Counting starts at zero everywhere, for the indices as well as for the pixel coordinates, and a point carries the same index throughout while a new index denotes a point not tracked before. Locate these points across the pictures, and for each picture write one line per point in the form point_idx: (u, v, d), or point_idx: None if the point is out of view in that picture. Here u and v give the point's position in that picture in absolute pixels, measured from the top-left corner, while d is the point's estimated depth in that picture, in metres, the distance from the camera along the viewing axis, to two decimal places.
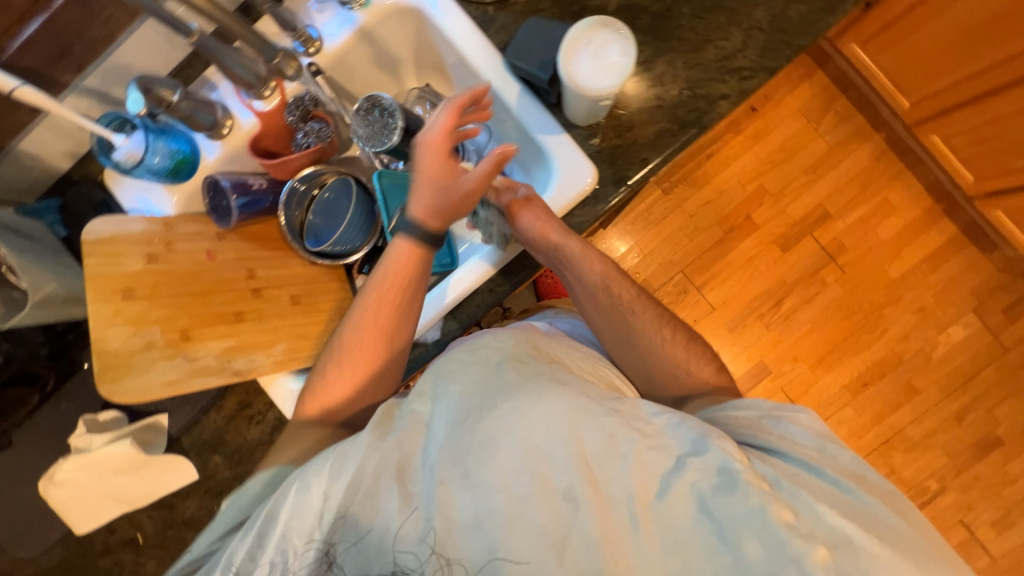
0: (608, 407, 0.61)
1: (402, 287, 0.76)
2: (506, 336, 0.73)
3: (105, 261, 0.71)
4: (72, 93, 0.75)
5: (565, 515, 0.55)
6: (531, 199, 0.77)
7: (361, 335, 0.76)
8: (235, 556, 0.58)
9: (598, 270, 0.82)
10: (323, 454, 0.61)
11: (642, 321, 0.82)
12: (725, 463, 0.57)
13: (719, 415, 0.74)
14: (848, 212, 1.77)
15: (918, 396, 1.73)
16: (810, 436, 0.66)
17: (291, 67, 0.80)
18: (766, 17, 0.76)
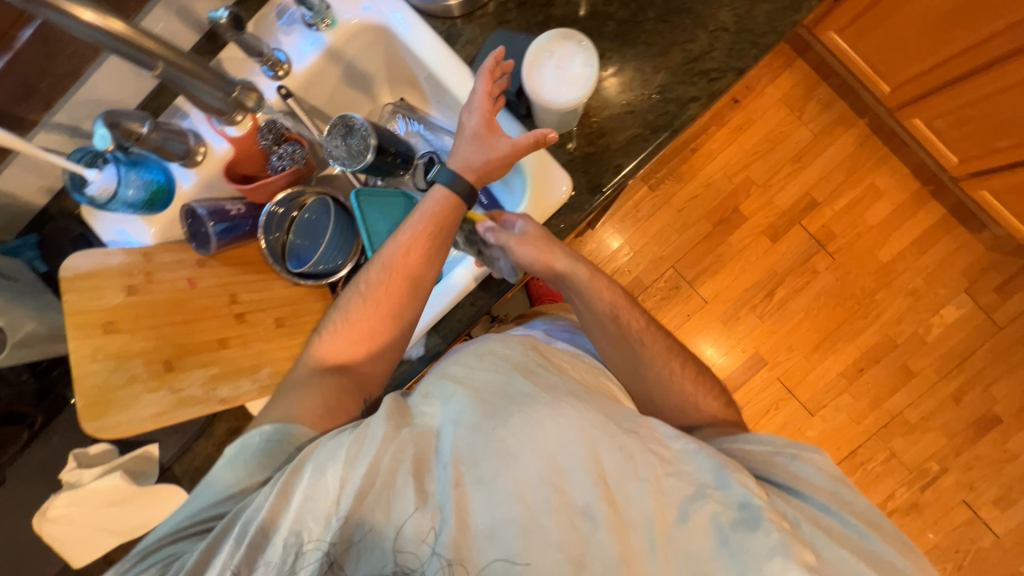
0: (626, 427, 0.62)
1: (426, 244, 0.76)
2: (514, 345, 0.74)
3: (84, 297, 0.71)
4: (42, 130, 0.75)
5: (583, 532, 0.55)
6: (527, 234, 0.73)
7: (384, 282, 0.75)
8: (246, 536, 0.54)
9: (605, 297, 0.77)
10: (339, 438, 0.59)
11: (650, 350, 0.79)
12: (746, 496, 0.57)
13: (733, 446, 0.71)
14: (836, 199, 1.76)
15: (914, 379, 1.73)
16: (824, 477, 0.64)
17: (251, 99, 0.79)
18: (731, 18, 0.76)
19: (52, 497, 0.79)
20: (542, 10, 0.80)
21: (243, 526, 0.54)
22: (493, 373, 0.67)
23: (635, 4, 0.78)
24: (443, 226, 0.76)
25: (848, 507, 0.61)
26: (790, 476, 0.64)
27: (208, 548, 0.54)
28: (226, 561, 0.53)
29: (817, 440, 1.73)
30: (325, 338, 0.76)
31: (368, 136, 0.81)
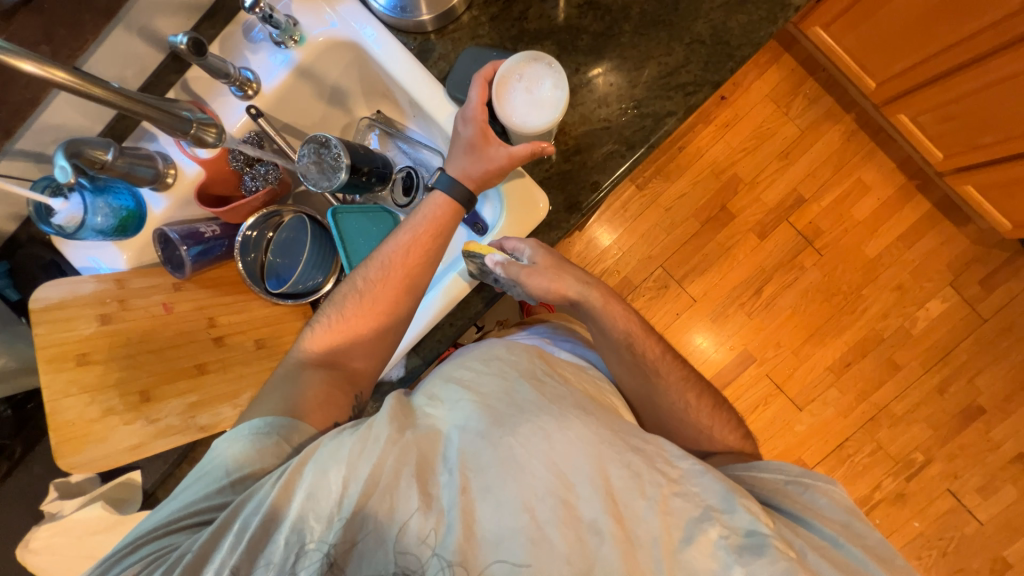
0: (633, 443, 0.61)
1: (425, 243, 0.76)
2: (519, 351, 0.74)
3: (55, 329, 0.70)
4: (4, 158, 0.74)
5: (588, 548, 0.54)
6: (537, 265, 0.72)
7: (382, 279, 0.76)
8: (248, 532, 0.54)
9: (620, 325, 0.76)
10: (343, 436, 0.60)
11: (666, 382, 0.79)
12: (752, 522, 0.55)
13: (742, 473, 0.70)
14: (823, 195, 1.76)
15: (900, 372, 1.75)
16: (838, 509, 0.62)
17: (211, 134, 0.71)
18: (707, 30, 0.75)
19: (34, 528, 0.78)
20: (516, 23, 0.78)
21: (244, 522, 0.54)
22: (499, 380, 0.68)
23: (610, 17, 0.77)
24: (442, 227, 0.77)
25: (863, 542, 0.59)
26: (801, 505, 0.63)
27: (206, 542, 0.54)
28: (225, 556, 0.53)
29: (804, 435, 1.75)
30: (320, 331, 0.76)
31: (339, 154, 0.80)
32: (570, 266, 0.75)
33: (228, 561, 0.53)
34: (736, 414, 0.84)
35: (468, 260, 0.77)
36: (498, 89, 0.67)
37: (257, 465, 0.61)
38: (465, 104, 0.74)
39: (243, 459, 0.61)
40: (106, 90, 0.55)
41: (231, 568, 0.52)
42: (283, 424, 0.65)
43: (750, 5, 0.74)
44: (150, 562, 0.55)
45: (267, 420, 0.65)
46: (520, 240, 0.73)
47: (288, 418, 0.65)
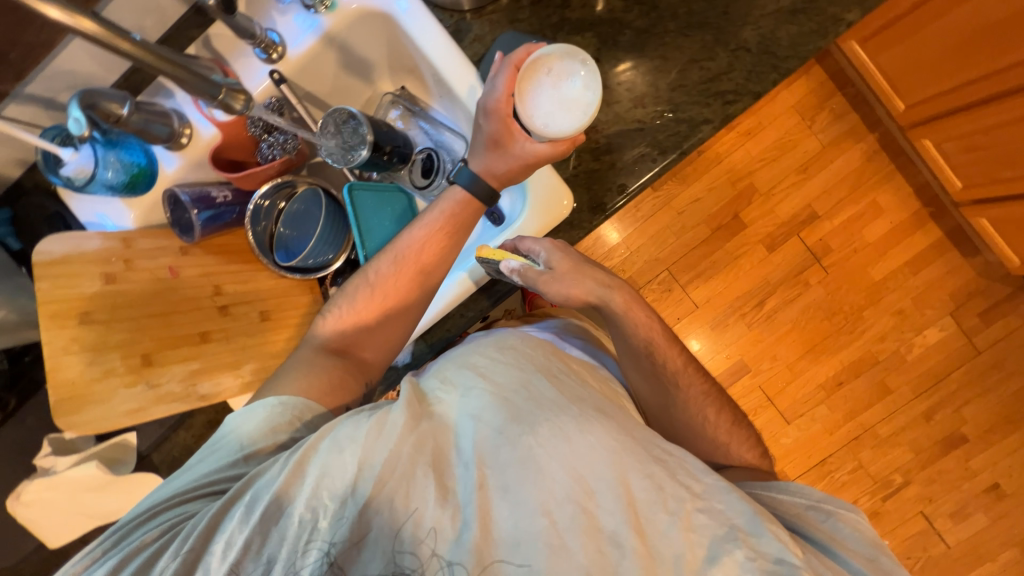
0: (654, 453, 0.61)
1: (441, 239, 0.75)
2: (535, 346, 0.73)
3: (56, 284, 0.67)
4: (14, 102, 0.71)
5: (609, 559, 0.54)
6: (556, 271, 0.70)
7: (395, 274, 0.75)
8: (259, 505, 0.54)
9: (641, 332, 0.74)
10: (360, 418, 0.59)
11: (685, 394, 0.79)
12: (779, 551, 0.55)
13: (764, 493, 0.71)
14: (836, 213, 1.75)
15: (890, 396, 1.77)
16: (863, 542, 0.63)
17: (238, 101, 0.69)
18: (754, 38, 0.72)
19: (25, 481, 0.78)
20: (557, 11, 0.75)
21: (255, 494, 0.54)
22: (517, 373, 0.66)
23: (655, 14, 0.74)
24: (459, 224, 0.76)
25: None
26: (824, 534, 0.64)
27: (218, 512, 0.54)
28: (236, 527, 0.53)
29: (788, 448, 1.78)
30: (330, 322, 0.75)
31: (364, 132, 0.78)
32: (592, 271, 0.73)
33: (240, 532, 0.53)
34: (755, 431, 0.85)
35: (483, 263, 0.75)
36: (518, 83, 0.65)
37: (269, 440, 0.62)
38: (486, 89, 0.68)
39: (254, 436, 0.62)
40: (150, 53, 0.56)
41: (244, 538, 0.53)
42: (295, 404, 0.64)
43: (802, 15, 0.71)
44: (166, 530, 0.55)
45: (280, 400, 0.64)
46: (535, 242, 0.71)
47: (301, 400, 0.64)
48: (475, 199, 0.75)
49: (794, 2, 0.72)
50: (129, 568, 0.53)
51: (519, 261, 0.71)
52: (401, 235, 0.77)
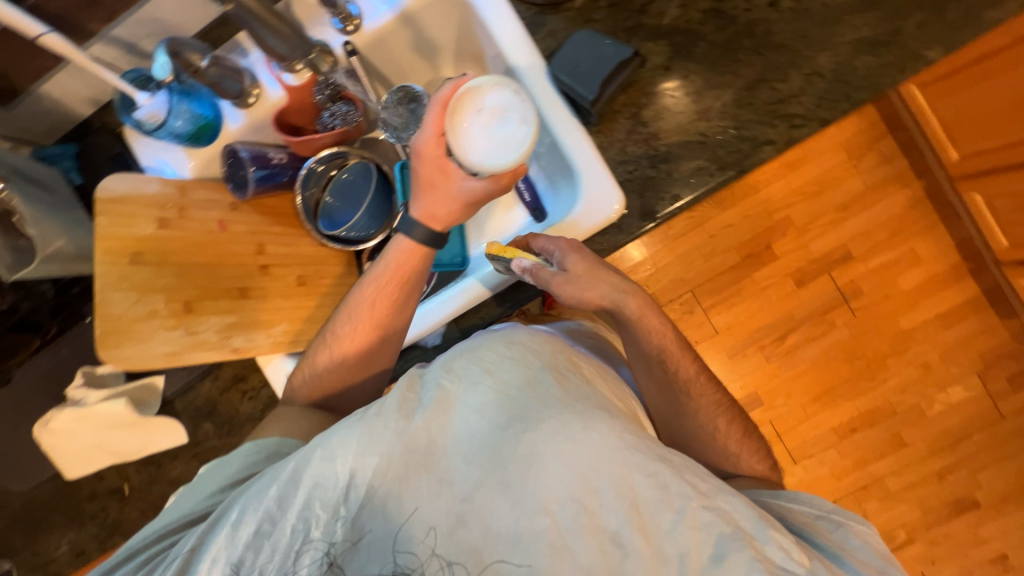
0: (660, 452, 0.58)
1: (392, 291, 0.76)
2: (543, 341, 0.67)
3: (114, 222, 0.69)
4: (98, 42, 0.74)
5: (612, 559, 0.53)
6: (571, 273, 0.71)
7: (351, 333, 0.76)
8: (243, 524, 0.55)
9: (653, 340, 0.75)
10: (349, 424, 0.58)
11: (697, 405, 0.78)
12: (787, 551, 0.55)
13: (772, 501, 0.70)
14: (872, 256, 1.65)
15: (904, 449, 1.70)
16: (872, 553, 0.62)
17: (325, 63, 0.77)
18: (830, 65, 0.72)
19: (58, 408, 0.82)
20: (634, 15, 0.76)
21: (237, 514, 0.56)
22: (518, 367, 0.61)
23: (732, 29, 0.74)
24: (411, 273, 0.76)
25: None
26: (835, 544, 0.63)
27: (203, 533, 0.57)
28: (223, 544, 0.55)
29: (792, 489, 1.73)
30: (302, 380, 0.78)
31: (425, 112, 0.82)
32: (608, 275, 0.73)
33: (227, 548, 0.55)
34: (766, 446, 0.84)
35: (493, 261, 0.76)
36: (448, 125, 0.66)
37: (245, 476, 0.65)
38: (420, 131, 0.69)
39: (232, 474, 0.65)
40: (260, 0, 0.68)
41: (234, 553, 0.55)
42: (270, 443, 0.68)
43: (882, 48, 0.71)
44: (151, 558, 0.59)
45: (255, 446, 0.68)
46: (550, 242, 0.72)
47: (275, 440, 0.68)
48: (421, 245, 0.76)
49: (875, 33, 0.71)
50: None
51: (531, 258, 0.71)
52: (354, 291, 0.77)
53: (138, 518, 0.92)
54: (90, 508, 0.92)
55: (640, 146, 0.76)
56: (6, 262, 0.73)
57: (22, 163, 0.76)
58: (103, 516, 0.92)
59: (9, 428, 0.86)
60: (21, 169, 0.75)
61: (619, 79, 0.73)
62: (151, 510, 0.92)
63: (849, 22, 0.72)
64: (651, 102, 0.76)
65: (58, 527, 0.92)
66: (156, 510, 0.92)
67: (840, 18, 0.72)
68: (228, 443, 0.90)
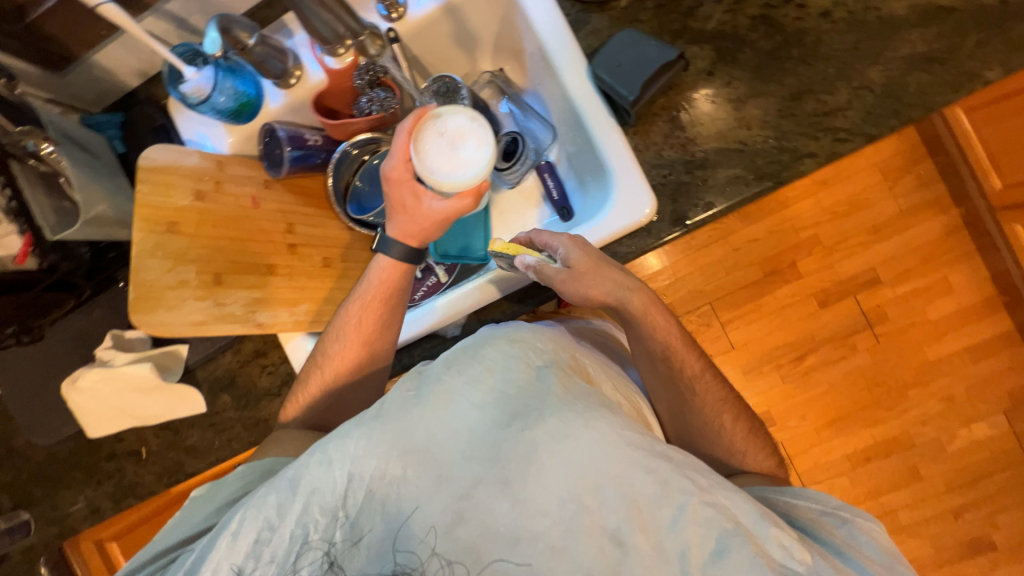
0: (661, 448, 0.56)
1: (378, 307, 0.77)
2: (545, 336, 0.66)
3: (155, 191, 0.70)
4: (151, 15, 0.78)
5: (613, 558, 0.52)
6: (575, 269, 0.70)
7: (339, 352, 0.77)
8: (243, 533, 0.55)
9: (658, 337, 0.74)
10: (347, 427, 0.57)
11: (702, 401, 0.76)
12: (788, 547, 0.53)
13: (775, 497, 0.67)
14: (902, 281, 1.46)
15: (919, 483, 1.52)
16: (880, 549, 0.59)
17: (375, 46, 0.79)
18: (881, 79, 0.71)
19: (85, 368, 0.85)
20: (680, 18, 0.75)
21: (234, 526, 0.55)
22: (518, 364, 0.60)
23: (780, 37, 0.73)
24: (396, 288, 0.78)
25: None
26: (840, 540, 0.60)
27: (202, 548, 0.56)
28: (223, 555, 0.55)
29: None
30: (296, 403, 0.78)
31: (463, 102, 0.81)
32: (615, 268, 0.72)
33: (226, 560, 0.55)
34: (771, 441, 0.81)
35: (497, 257, 0.77)
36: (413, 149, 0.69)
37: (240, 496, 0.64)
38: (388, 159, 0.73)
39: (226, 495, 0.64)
40: None
41: (233, 564, 0.55)
42: (264, 463, 0.68)
43: (936, 66, 0.69)
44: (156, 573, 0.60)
45: (247, 467, 0.67)
46: (557, 240, 0.73)
47: (269, 460, 0.68)
48: (402, 261, 0.77)
49: (931, 50, 0.69)
50: None
51: (536, 257, 0.72)
52: (340, 311, 0.78)
53: (153, 481, 0.94)
54: (107, 467, 0.95)
55: (676, 150, 0.75)
56: (49, 222, 0.74)
57: (73, 128, 0.79)
58: (119, 476, 0.95)
59: (42, 382, 0.90)
60: (72, 135, 0.78)
61: (660, 81, 0.72)
62: (166, 475, 0.94)
63: (903, 37, 0.70)
64: (690, 107, 0.75)
65: (75, 484, 0.96)
66: (170, 475, 0.94)
67: (895, 32, 0.70)
68: (246, 415, 0.92)
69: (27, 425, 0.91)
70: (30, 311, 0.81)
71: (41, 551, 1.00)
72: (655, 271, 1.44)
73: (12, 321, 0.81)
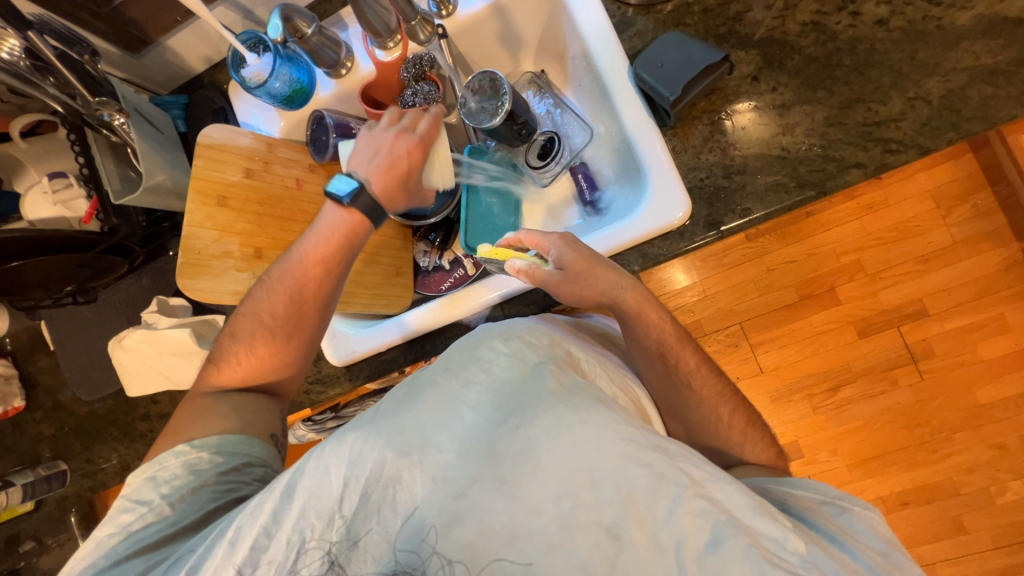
0: (655, 440, 0.54)
1: (330, 265, 0.76)
2: (540, 332, 0.67)
3: (210, 165, 0.75)
4: (223, 5, 0.86)
5: (609, 554, 0.49)
6: (568, 271, 0.72)
7: (288, 308, 0.75)
8: (241, 539, 0.54)
9: (652, 334, 0.76)
10: (342, 433, 0.57)
11: (699, 396, 0.77)
12: (781, 538, 0.51)
13: (775, 487, 0.65)
14: (952, 315, 1.35)
15: (963, 537, 1.38)
16: (876, 537, 0.57)
17: (424, 32, 0.82)
18: (939, 90, 0.67)
19: (131, 329, 0.90)
20: (727, 23, 0.75)
21: (233, 533, 0.55)
22: (513, 364, 0.61)
23: (832, 44, 0.71)
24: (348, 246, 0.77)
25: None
26: (836, 527, 0.57)
27: (196, 558, 0.55)
28: (220, 563, 0.54)
29: None
30: (240, 358, 0.76)
31: (503, 100, 0.82)
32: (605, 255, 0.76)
33: (225, 567, 0.54)
34: (770, 432, 0.81)
35: (487, 263, 0.76)
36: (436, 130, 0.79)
37: (194, 482, 0.64)
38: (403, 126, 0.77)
39: (176, 482, 0.64)
40: None
41: (231, 572, 0.54)
42: (212, 444, 0.67)
43: (1002, 78, 0.66)
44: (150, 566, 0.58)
45: (193, 449, 0.66)
46: (545, 241, 0.74)
47: (218, 438, 0.67)
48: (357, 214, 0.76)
49: (996, 63, 0.66)
50: None
51: (525, 260, 0.72)
52: (289, 269, 0.76)
53: None
54: (140, 427, 0.99)
55: (715, 154, 0.75)
56: (114, 188, 0.80)
57: (142, 103, 0.85)
58: (149, 437, 0.99)
59: (94, 340, 0.96)
60: (143, 110, 0.84)
61: (703, 83, 0.72)
62: None
63: (967, 47, 0.67)
64: (734, 112, 0.74)
65: (110, 441, 1.00)
66: None
67: (957, 42, 0.67)
68: None
69: (75, 378, 0.97)
70: (88, 271, 0.87)
71: (73, 500, 1.07)
72: (684, 288, 1.41)
73: (71, 280, 0.87)
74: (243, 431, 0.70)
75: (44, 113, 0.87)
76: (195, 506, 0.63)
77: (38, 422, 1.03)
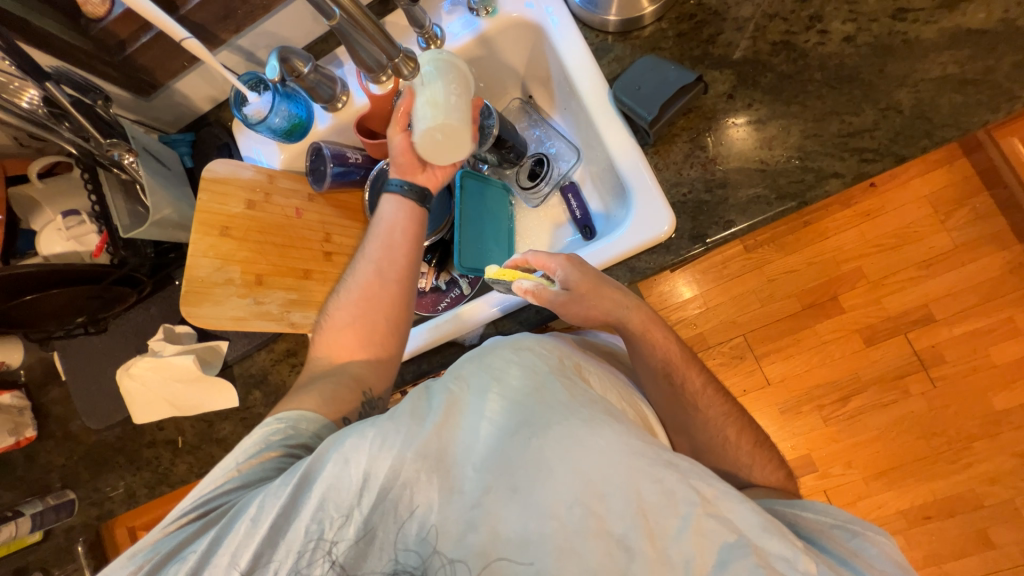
0: (666, 455, 0.54)
1: (390, 239, 0.82)
2: (550, 345, 0.67)
3: (214, 199, 0.80)
4: (225, 49, 0.92)
5: (618, 563, 0.49)
6: (575, 292, 0.73)
7: (360, 273, 0.82)
8: (262, 519, 0.56)
9: (657, 353, 0.76)
10: (363, 426, 0.57)
11: (705, 417, 0.77)
12: (792, 558, 0.50)
13: (785, 509, 0.65)
14: (959, 321, 1.34)
15: (991, 552, 1.32)
16: (889, 563, 0.55)
17: (408, 67, 0.80)
18: (910, 101, 0.69)
19: (138, 357, 0.93)
20: (701, 45, 0.79)
21: (256, 513, 0.56)
22: (526, 374, 0.60)
23: (803, 62, 0.74)
24: (418, 219, 0.84)
25: None
26: (848, 552, 0.56)
27: (217, 530, 0.57)
28: (242, 538, 0.56)
29: None
30: (327, 335, 0.81)
31: (492, 126, 0.86)
32: (597, 266, 0.78)
33: (247, 543, 0.55)
34: (778, 452, 0.80)
35: (495, 283, 0.79)
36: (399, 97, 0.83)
37: (266, 451, 0.66)
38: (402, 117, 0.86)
39: (250, 448, 0.67)
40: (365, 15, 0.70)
41: (253, 551, 0.55)
42: (291, 418, 0.70)
43: (971, 86, 0.68)
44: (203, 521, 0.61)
45: (275, 420, 0.69)
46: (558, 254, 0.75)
47: (295, 413, 0.69)
48: (410, 202, 0.84)
49: (965, 72, 0.68)
50: (172, 561, 0.59)
51: (532, 281, 0.74)
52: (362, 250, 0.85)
53: (184, 470, 1.01)
54: (147, 454, 1.02)
55: (696, 170, 0.77)
56: (123, 222, 0.85)
57: (150, 143, 0.90)
58: (156, 462, 1.02)
59: (103, 369, 0.99)
60: (152, 149, 0.90)
61: (680, 103, 0.75)
62: (197, 465, 1.00)
63: (934, 59, 0.69)
64: (713, 129, 0.76)
65: (117, 468, 1.03)
66: (200, 466, 1.00)
67: (925, 54, 0.70)
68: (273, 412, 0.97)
69: (83, 408, 1.00)
70: (97, 302, 0.90)
71: (82, 528, 1.08)
72: (686, 301, 1.39)
73: (82, 312, 0.91)
74: (319, 411, 0.72)
75: (61, 154, 0.92)
76: (263, 476, 0.65)
77: (50, 451, 1.06)
